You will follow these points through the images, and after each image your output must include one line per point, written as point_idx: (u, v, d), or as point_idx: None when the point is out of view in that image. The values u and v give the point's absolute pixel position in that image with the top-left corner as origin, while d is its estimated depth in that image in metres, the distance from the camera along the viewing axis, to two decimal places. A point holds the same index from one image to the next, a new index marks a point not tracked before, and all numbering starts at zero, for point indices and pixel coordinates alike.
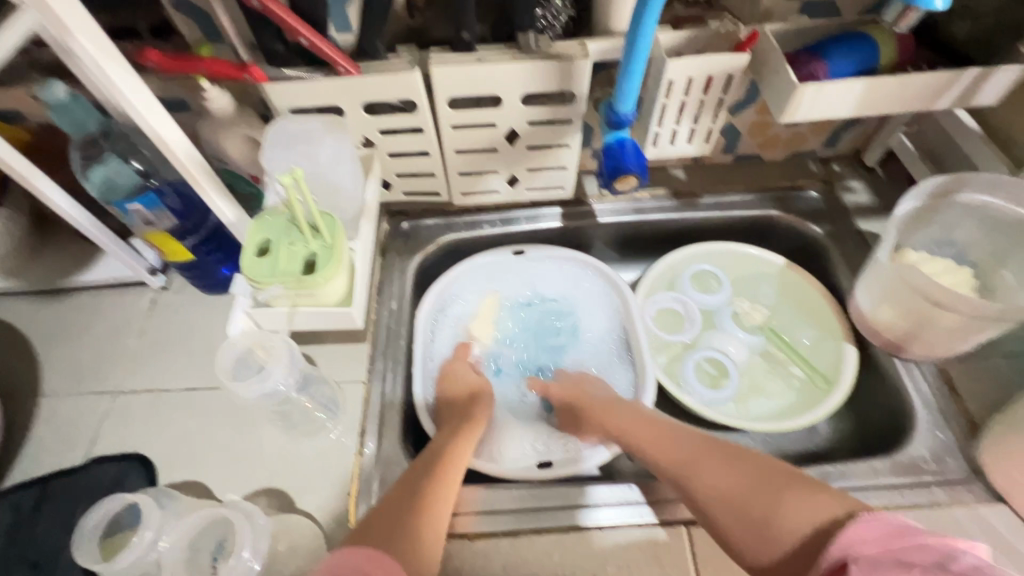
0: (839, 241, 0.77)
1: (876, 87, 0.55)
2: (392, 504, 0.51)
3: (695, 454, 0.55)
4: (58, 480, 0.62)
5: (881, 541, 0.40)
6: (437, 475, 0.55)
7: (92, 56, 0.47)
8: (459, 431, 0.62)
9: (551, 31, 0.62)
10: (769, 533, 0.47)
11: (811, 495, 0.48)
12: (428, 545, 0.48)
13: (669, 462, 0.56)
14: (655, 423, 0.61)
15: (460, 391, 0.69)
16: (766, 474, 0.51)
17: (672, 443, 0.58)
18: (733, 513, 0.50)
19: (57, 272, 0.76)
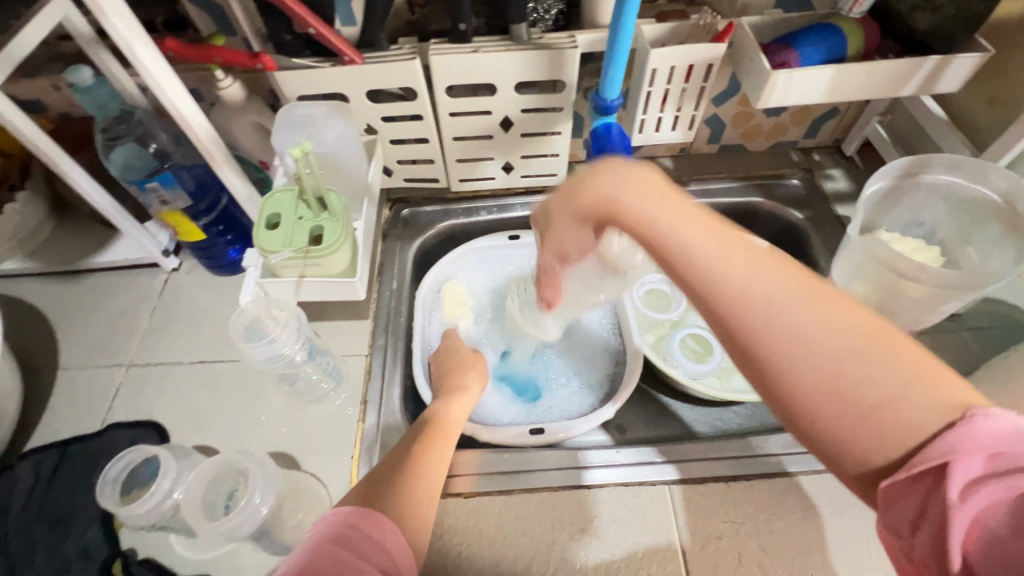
0: (819, 226, 0.81)
1: (844, 73, 0.59)
2: (388, 471, 0.50)
3: (779, 286, 0.31)
4: (77, 445, 0.66)
5: (1000, 446, 0.27)
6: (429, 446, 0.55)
7: (124, 38, 0.50)
8: (454, 404, 0.63)
9: (542, 24, 0.67)
10: (879, 424, 0.28)
11: (943, 375, 0.29)
12: (419, 504, 0.47)
13: (738, 294, 0.31)
14: (730, 240, 0.33)
15: (453, 365, 0.70)
16: (887, 336, 0.29)
17: (745, 273, 0.32)
18: (820, 381, 0.29)
19: (74, 254, 0.81)
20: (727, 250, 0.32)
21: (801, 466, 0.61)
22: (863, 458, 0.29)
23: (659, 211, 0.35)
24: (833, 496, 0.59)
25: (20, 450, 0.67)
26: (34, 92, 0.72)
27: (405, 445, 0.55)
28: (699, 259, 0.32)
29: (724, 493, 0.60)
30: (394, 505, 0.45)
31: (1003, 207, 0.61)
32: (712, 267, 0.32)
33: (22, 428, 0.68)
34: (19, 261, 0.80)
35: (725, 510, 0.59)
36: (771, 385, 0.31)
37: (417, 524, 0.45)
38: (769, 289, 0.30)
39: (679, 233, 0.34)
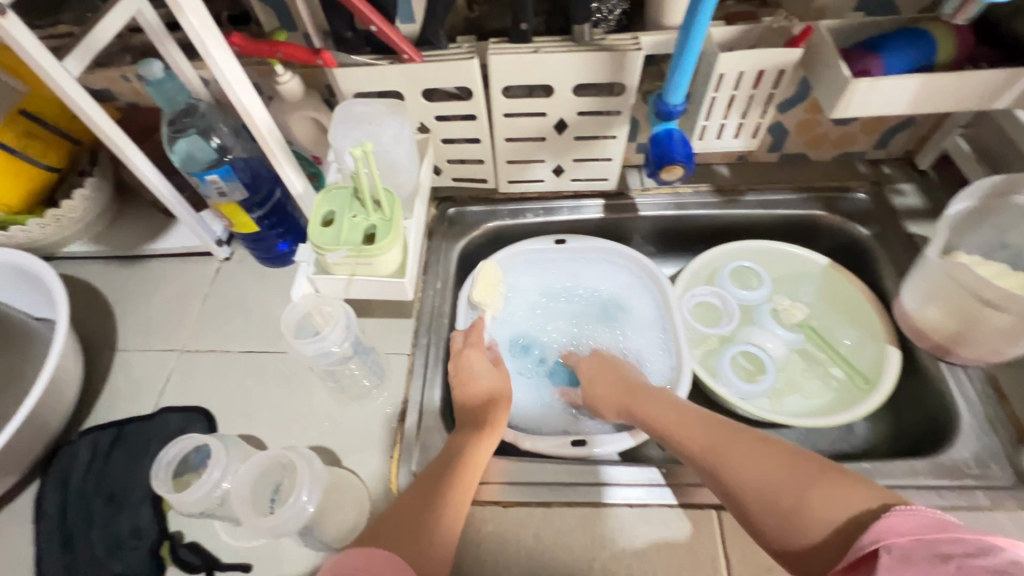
0: (887, 243, 0.76)
1: (933, 84, 0.55)
2: (401, 509, 0.51)
3: (726, 441, 0.55)
4: (131, 426, 0.68)
5: (913, 531, 0.40)
6: (451, 481, 0.55)
7: (196, 32, 0.51)
8: (476, 431, 0.61)
9: (605, 25, 0.64)
10: (799, 523, 0.47)
11: (827, 474, 0.49)
12: (439, 548, 0.48)
13: (703, 449, 0.56)
14: (656, 395, 0.65)
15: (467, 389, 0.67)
16: (793, 462, 0.51)
17: (691, 427, 0.59)
18: (763, 498, 0.50)
19: (134, 239, 0.83)
20: (682, 413, 0.61)
21: None
22: (802, 542, 0.47)
23: (661, 418, 0.61)
24: None
25: (79, 427, 0.70)
26: (104, 83, 0.75)
27: (425, 479, 0.55)
28: (664, 421, 0.61)
29: None
30: (415, 550, 0.47)
31: None
32: (681, 433, 0.59)
33: (81, 406, 0.71)
34: (84, 245, 0.83)
35: None
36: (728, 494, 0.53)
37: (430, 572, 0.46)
38: (717, 441, 0.56)
39: (667, 426, 0.60)
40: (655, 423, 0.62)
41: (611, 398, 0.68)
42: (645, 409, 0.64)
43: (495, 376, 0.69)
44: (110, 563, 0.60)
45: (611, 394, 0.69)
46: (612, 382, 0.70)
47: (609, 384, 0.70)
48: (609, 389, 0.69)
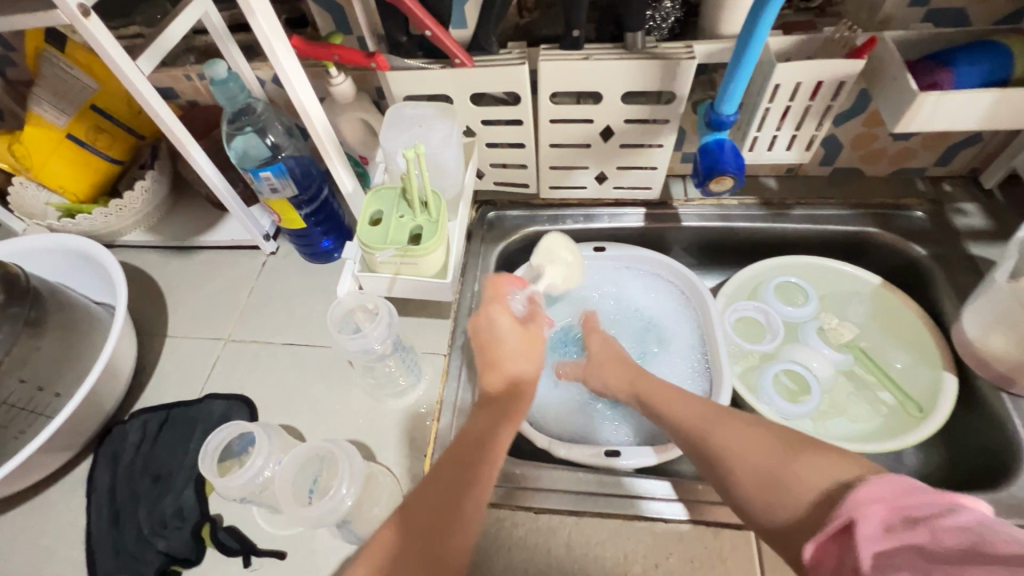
0: (945, 265, 0.73)
1: (1007, 99, 0.52)
2: (419, 509, 0.47)
3: (717, 420, 0.55)
4: (178, 409, 0.71)
5: (887, 499, 0.37)
6: (473, 479, 0.49)
7: (261, 33, 0.52)
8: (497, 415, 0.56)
9: (658, 32, 0.64)
10: (778, 493, 0.47)
11: (817, 453, 0.48)
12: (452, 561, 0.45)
13: (696, 427, 0.56)
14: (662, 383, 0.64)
15: (500, 350, 0.62)
16: (781, 441, 0.50)
17: (692, 408, 0.58)
18: (748, 471, 0.50)
19: (188, 231, 0.87)
20: (680, 396, 0.60)
21: None
22: (780, 515, 0.47)
23: (659, 400, 0.61)
24: None
25: (130, 408, 0.73)
26: (169, 81, 0.79)
27: (441, 469, 0.50)
28: (662, 402, 0.61)
29: None
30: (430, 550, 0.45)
31: None
32: (677, 411, 0.59)
33: (133, 388, 0.74)
34: (143, 234, 0.87)
35: None
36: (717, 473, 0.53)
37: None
38: (711, 420, 0.55)
39: (665, 404, 0.60)
40: (651, 402, 0.62)
41: (614, 379, 0.67)
42: (645, 390, 0.64)
43: (521, 337, 0.63)
44: (154, 540, 0.62)
45: (621, 376, 0.67)
46: (621, 367, 0.67)
47: (617, 368, 0.67)
48: (612, 373, 0.68)
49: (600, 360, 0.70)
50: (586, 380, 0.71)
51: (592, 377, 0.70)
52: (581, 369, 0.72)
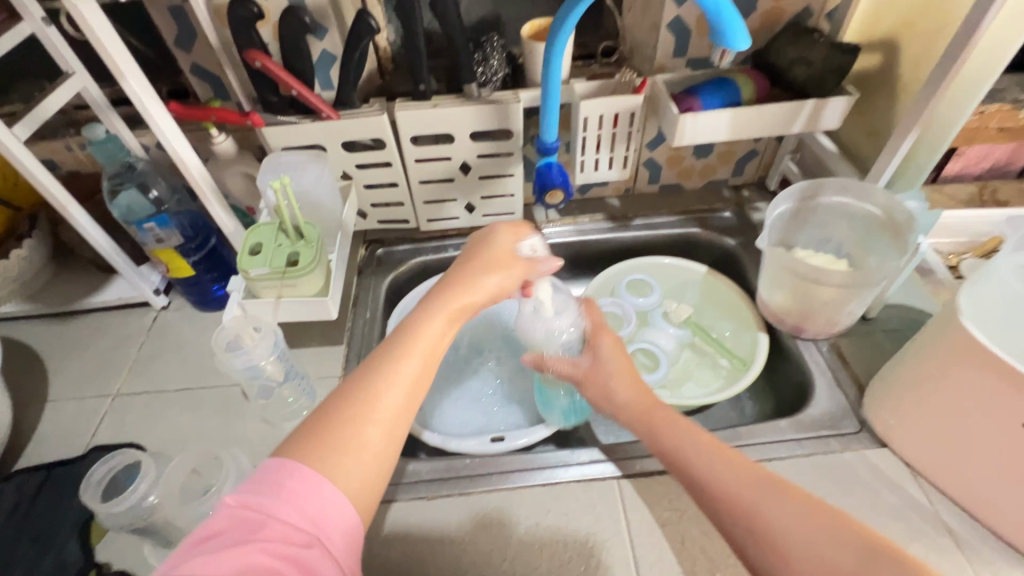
0: (750, 250, 0.91)
1: (739, 115, 0.71)
2: (357, 396, 0.46)
3: (768, 492, 0.48)
4: (60, 467, 0.69)
5: None
6: (408, 344, 0.50)
7: (138, 96, 0.59)
8: (447, 314, 0.54)
9: (491, 84, 0.79)
10: None
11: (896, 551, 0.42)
12: (339, 447, 0.43)
13: (740, 496, 0.48)
14: (694, 433, 0.56)
15: (496, 250, 0.61)
16: (847, 528, 0.44)
17: (733, 470, 0.51)
18: (811, 558, 0.43)
19: (72, 296, 0.87)
20: (723, 457, 0.53)
21: None
22: None
23: (697, 456, 0.54)
24: None
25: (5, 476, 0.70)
26: (49, 153, 0.82)
27: (385, 357, 0.48)
28: (698, 457, 0.53)
29: (669, 484, 0.64)
30: (326, 442, 0.43)
31: (885, 219, 0.71)
32: (719, 475, 0.51)
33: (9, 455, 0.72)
34: (20, 304, 0.86)
35: (668, 498, 0.63)
36: (758, 543, 0.46)
37: (371, 475, 0.43)
38: (758, 492, 0.48)
39: (704, 462, 0.53)
40: (684, 457, 0.54)
41: (626, 401, 0.63)
42: (676, 443, 0.56)
43: (506, 254, 0.61)
44: None
45: (634, 394, 0.63)
46: (635, 384, 0.64)
47: (631, 386, 0.64)
48: (629, 392, 0.63)
49: (610, 371, 0.65)
50: (581, 384, 0.67)
51: (594, 384, 0.66)
52: (578, 370, 0.67)
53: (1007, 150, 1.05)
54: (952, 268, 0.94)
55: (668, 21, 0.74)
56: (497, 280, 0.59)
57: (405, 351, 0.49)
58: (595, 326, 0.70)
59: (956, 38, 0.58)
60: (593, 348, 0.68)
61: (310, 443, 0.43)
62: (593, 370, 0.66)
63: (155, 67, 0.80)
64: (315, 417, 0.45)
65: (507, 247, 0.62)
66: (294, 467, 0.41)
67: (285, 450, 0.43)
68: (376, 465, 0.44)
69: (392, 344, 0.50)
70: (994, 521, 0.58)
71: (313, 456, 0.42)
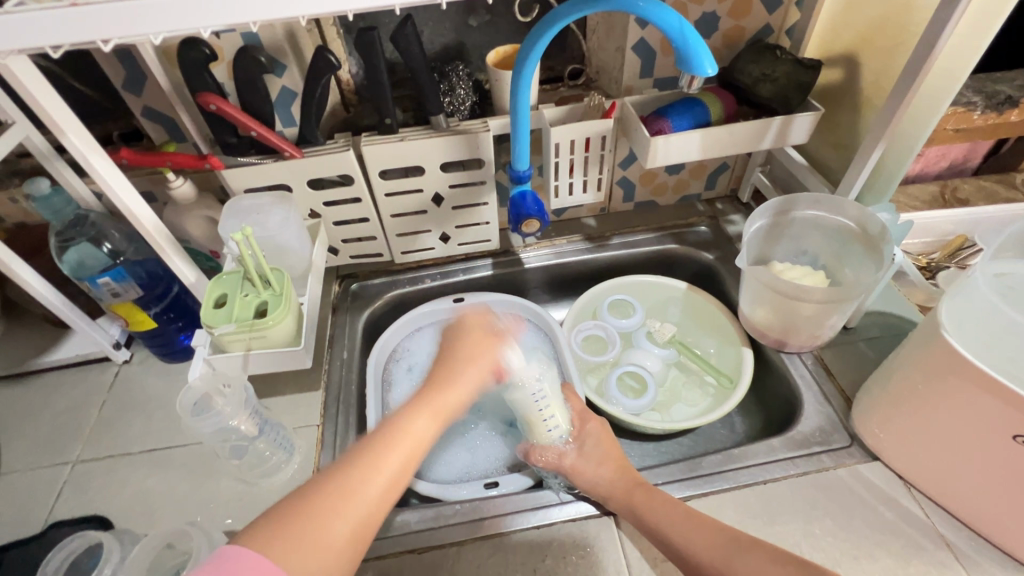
0: (728, 263, 0.91)
1: (710, 135, 0.71)
2: (334, 490, 0.45)
3: (734, 551, 0.53)
4: (14, 548, 0.64)
5: None
6: (393, 439, 0.50)
7: (81, 153, 0.55)
8: (431, 413, 0.54)
9: (459, 113, 0.77)
10: None
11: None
12: (324, 545, 0.43)
13: (713, 559, 0.53)
14: (663, 499, 0.60)
15: (468, 333, 0.64)
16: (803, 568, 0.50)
17: (706, 533, 0.55)
18: None
19: (23, 356, 0.82)
20: (693, 521, 0.57)
21: (733, 482, 0.65)
22: None
23: (672, 525, 0.57)
24: (767, 506, 0.63)
25: None
26: None
27: (364, 450, 0.48)
28: (672, 525, 0.57)
29: None
30: (307, 533, 0.42)
31: (859, 231, 0.72)
32: (693, 541, 0.55)
33: None
34: None
35: None
36: None
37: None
38: (726, 552, 0.53)
39: (680, 532, 0.56)
40: (661, 529, 0.57)
41: (609, 487, 0.63)
42: (652, 512, 0.59)
43: (477, 346, 0.63)
44: None
45: (614, 474, 0.64)
46: (619, 470, 0.65)
47: (612, 468, 0.65)
48: (607, 471, 0.65)
49: (596, 460, 0.66)
50: (570, 475, 0.66)
51: (581, 474, 0.65)
52: (564, 460, 0.67)
53: (961, 150, 1.09)
54: (922, 269, 0.96)
55: (632, 44, 0.74)
56: (478, 373, 0.61)
57: (385, 446, 0.49)
58: (581, 411, 0.72)
59: (916, 55, 0.59)
60: (580, 436, 0.69)
61: (272, 533, 0.42)
62: (579, 459, 0.67)
63: (104, 111, 0.76)
64: (282, 505, 0.44)
65: (498, 340, 0.65)
66: (253, 557, 0.40)
67: (246, 538, 0.41)
68: (344, 558, 0.43)
69: (371, 437, 0.50)
70: (987, 531, 0.58)
71: (274, 550, 0.41)
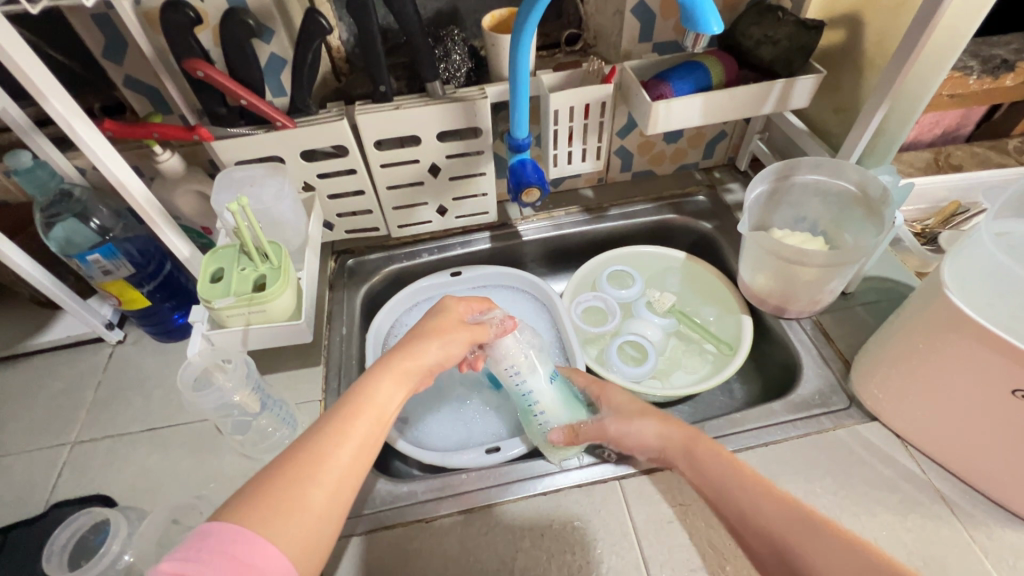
0: (726, 232, 0.91)
1: (712, 99, 0.70)
2: (301, 456, 0.44)
3: (771, 500, 0.49)
4: (17, 529, 0.63)
5: None
6: (356, 409, 0.48)
7: (64, 118, 0.52)
8: (397, 378, 0.52)
9: (455, 81, 0.75)
10: None
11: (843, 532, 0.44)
12: (299, 509, 0.41)
13: (743, 500, 0.50)
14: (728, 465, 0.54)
15: (439, 311, 0.61)
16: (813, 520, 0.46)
17: (770, 502, 0.49)
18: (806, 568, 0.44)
19: (13, 338, 0.80)
20: (737, 468, 0.53)
21: (735, 445, 0.66)
22: None
23: (716, 466, 0.55)
24: (769, 467, 0.64)
25: None
26: None
27: (329, 419, 0.47)
28: (716, 468, 0.55)
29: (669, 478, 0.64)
30: (279, 502, 0.41)
31: (860, 194, 0.72)
32: (731, 484, 0.52)
33: None
34: None
35: (672, 493, 0.63)
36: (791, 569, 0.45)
37: (309, 543, 0.41)
38: (793, 522, 0.46)
39: (722, 473, 0.54)
40: (705, 468, 0.56)
41: (662, 446, 0.61)
42: (699, 455, 0.57)
43: (442, 318, 0.60)
44: None
45: (658, 439, 0.62)
46: (661, 428, 0.62)
47: (657, 429, 0.62)
48: (654, 434, 0.62)
49: (621, 423, 0.65)
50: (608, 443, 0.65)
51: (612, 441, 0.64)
52: (596, 429, 0.66)
53: (955, 115, 1.09)
54: (917, 235, 0.96)
55: (631, 6, 0.72)
56: (447, 346, 0.58)
57: (351, 415, 0.48)
58: (586, 386, 0.72)
59: (922, 10, 0.58)
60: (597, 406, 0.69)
61: (245, 502, 0.41)
62: (605, 424, 0.66)
63: (84, 82, 0.73)
64: (256, 478, 0.42)
65: (468, 326, 0.61)
66: (236, 530, 0.39)
67: (225, 510, 0.40)
68: (317, 532, 0.42)
69: (337, 405, 0.48)
70: (982, 484, 0.60)
71: (250, 518, 0.40)
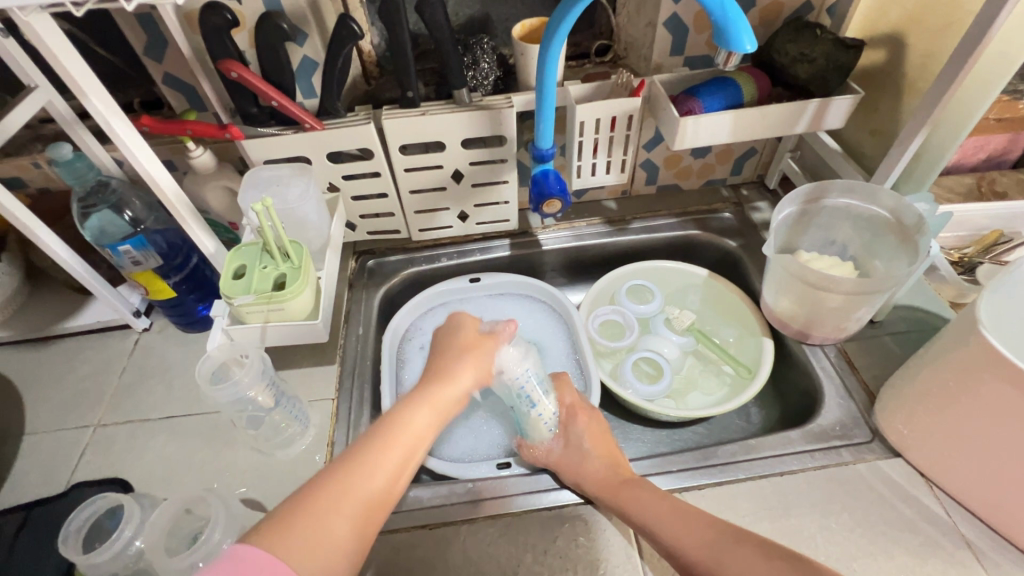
0: (752, 252, 0.88)
1: (742, 117, 0.68)
2: (335, 484, 0.46)
3: (726, 547, 0.49)
4: (40, 506, 0.66)
5: None
6: (387, 442, 0.50)
7: (102, 115, 0.54)
8: (431, 405, 0.55)
9: (482, 88, 0.76)
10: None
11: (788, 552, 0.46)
12: (325, 535, 0.43)
13: (702, 556, 0.49)
14: (657, 500, 0.56)
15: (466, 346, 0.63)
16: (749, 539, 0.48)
17: (687, 526, 0.52)
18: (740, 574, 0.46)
19: (47, 321, 0.83)
20: (681, 514, 0.54)
21: (748, 472, 0.64)
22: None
23: (657, 521, 0.54)
24: (783, 498, 0.62)
25: None
26: (15, 171, 0.78)
27: (363, 447, 0.49)
28: (660, 520, 0.54)
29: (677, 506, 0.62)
30: (303, 523, 0.42)
31: (894, 221, 0.70)
32: (682, 538, 0.51)
33: None
34: None
35: None
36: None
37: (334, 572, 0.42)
38: (715, 547, 0.49)
39: (667, 528, 0.53)
40: (648, 523, 0.55)
41: (597, 483, 0.61)
42: (640, 511, 0.56)
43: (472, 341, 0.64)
44: None
45: (603, 471, 0.63)
46: (609, 467, 0.63)
47: (604, 462, 0.64)
48: (601, 466, 0.63)
49: (583, 455, 0.65)
50: (557, 470, 0.65)
51: (568, 469, 0.64)
52: (551, 456, 0.67)
53: (1003, 140, 1.04)
54: (954, 263, 0.92)
55: (664, 19, 0.71)
56: (478, 372, 0.62)
57: (388, 441, 0.50)
58: (570, 405, 0.70)
59: (970, 33, 0.55)
60: (570, 431, 0.68)
61: (278, 527, 0.42)
62: (568, 454, 0.65)
63: (126, 77, 0.75)
64: (286, 504, 0.44)
65: (494, 345, 0.65)
66: (263, 556, 0.39)
67: (258, 535, 0.41)
68: (343, 555, 0.43)
69: (370, 434, 0.51)
70: (1010, 530, 0.57)
71: (282, 548, 0.41)
